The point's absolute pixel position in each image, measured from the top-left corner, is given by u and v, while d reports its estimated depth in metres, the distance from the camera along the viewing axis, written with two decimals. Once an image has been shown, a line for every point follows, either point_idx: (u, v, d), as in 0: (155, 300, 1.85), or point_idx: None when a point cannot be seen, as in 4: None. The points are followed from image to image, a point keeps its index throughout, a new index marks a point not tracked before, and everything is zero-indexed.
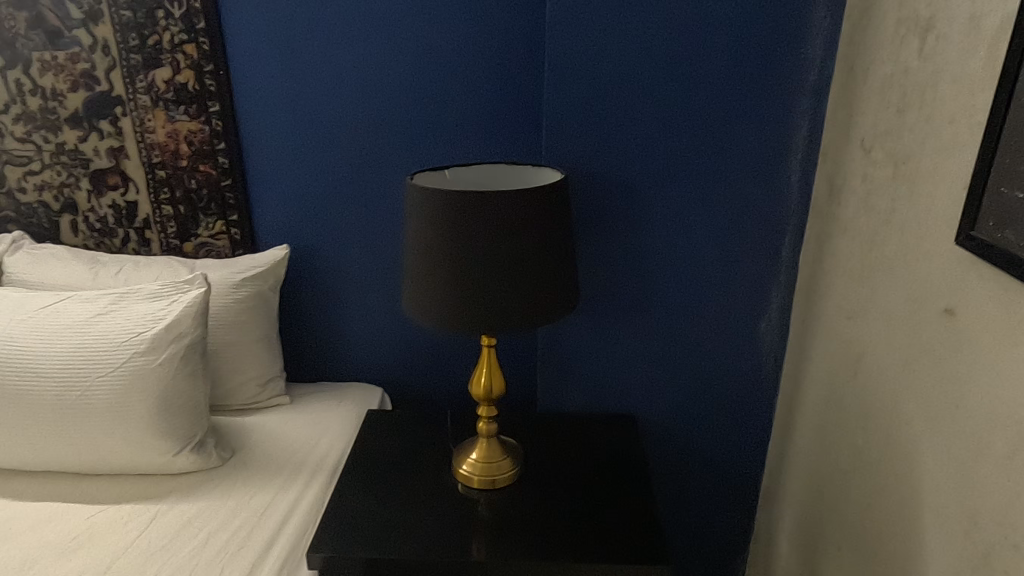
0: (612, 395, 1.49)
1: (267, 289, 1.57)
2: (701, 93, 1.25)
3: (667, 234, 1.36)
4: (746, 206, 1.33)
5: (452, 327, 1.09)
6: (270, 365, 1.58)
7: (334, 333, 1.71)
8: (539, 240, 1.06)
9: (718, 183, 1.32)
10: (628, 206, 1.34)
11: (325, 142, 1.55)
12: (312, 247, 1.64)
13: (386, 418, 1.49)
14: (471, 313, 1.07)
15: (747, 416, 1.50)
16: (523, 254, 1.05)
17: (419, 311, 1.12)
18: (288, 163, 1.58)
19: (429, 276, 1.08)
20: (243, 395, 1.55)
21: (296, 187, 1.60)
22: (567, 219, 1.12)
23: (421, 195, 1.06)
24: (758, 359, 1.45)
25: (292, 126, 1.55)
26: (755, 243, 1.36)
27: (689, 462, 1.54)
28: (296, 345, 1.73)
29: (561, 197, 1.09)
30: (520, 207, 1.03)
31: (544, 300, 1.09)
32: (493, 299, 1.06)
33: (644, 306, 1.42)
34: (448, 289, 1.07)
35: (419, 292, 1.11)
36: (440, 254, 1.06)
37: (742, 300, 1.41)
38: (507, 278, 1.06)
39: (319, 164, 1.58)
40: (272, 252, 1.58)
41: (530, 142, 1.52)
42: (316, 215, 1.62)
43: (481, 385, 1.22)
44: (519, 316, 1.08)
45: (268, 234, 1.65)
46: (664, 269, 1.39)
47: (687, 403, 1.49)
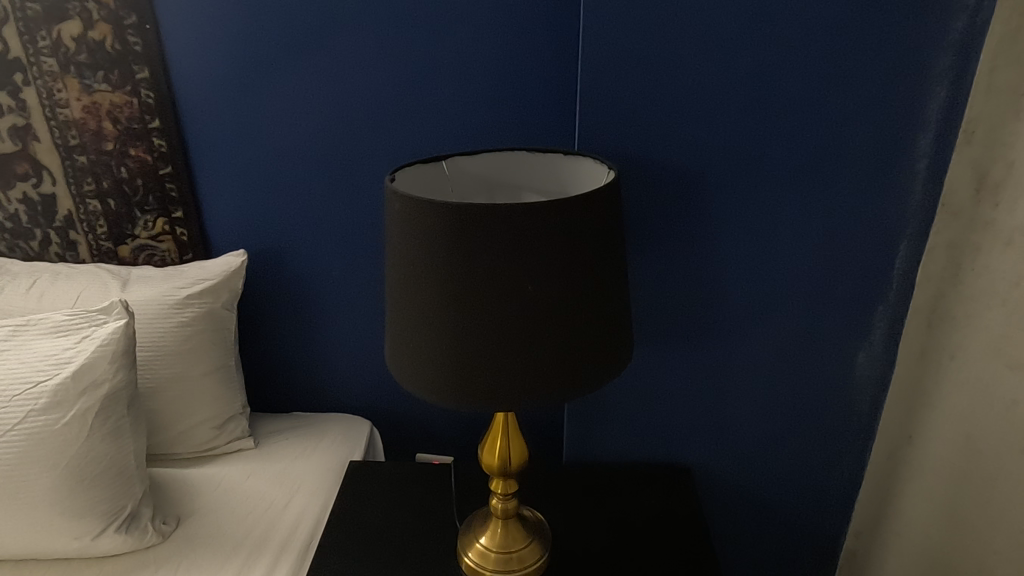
0: (662, 444, 1.17)
1: (219, 307, 1.24)
2: (801, 49, 0.90)
3: (741, 241, 1.02)
4: (853, 202, 0.98)
5: (457, 400, 0.76)
6: (227, 402, 1.26)
7: (310, 355, 1.39)
8: (584, 270, 0.74)
9: (816, 172, 0.97)
10: (691, 204, 1.00)
11: (286, 119, 1.21)
12: (278, 251, 1.31)
13: (374, 475, 1.18)
14: (488, 380, 0.74)
15: (833, 467, 1.17)
16: (562, 292, 0.73)
17: (407, 371, 0.79)
18: (240, 146, 1.24)
19: (421, 322, 0.75)
20: (194, 442, 1.23)
21: (252, 177, 1.26)
22: (620, 237, 0.79)
23: (406, 202, 0.72)
24: (855, 400, 1.12)
25: (242, 98, 1.20)
26: (860, 253, 1.01)
27: (756, 519, 1.22)
28: (263, 368, 1.40)
29: (612, 204, 0.76)
30: (558, 219, 0.70)
31: (590, 358, 0.77)
32: (519, 360, 0.73)
33: (705, 332, 1.09)
34: (451, 344, 0.74)
35: (407, 343, 0.77)
36: (439, 291, 0.73)
37: (838, 326, 1.07)
38: (541, 326, 0.73)
39: (279, 148, 1.23)
40: (226, 260, 1.24)
41: (555, 114, 1.15)
42: (280, 211, 1.28)
43: (494, 455, 0.91)
44: (561, 381, 0.75)
45: (223, 234, 1.31)
46: (733, 286, 1.05)
47: (756, 451, 1.17)
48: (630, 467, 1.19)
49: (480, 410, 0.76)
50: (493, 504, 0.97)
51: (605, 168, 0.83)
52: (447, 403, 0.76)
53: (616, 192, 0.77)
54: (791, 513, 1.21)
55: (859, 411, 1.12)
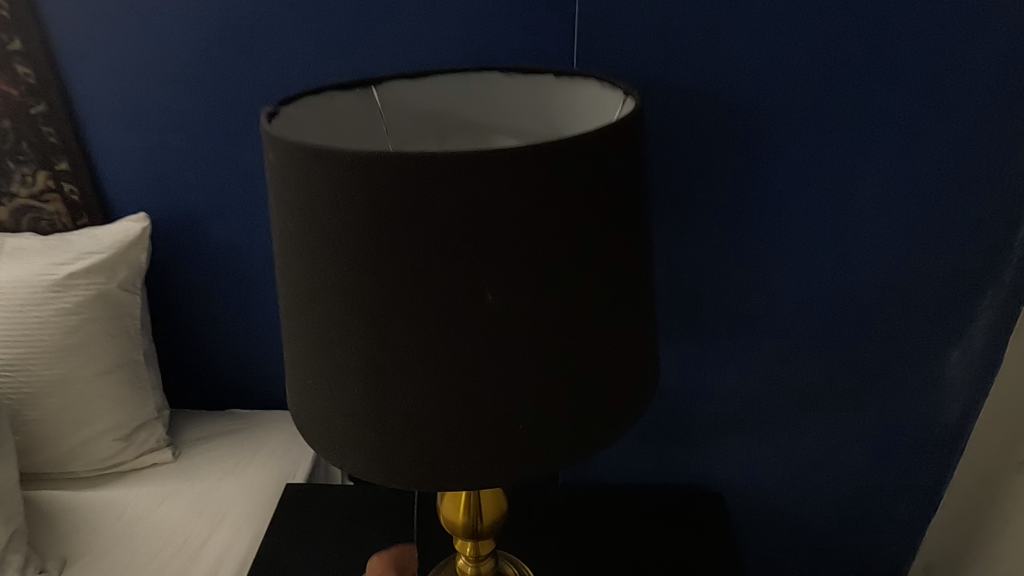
0: (691, 463, 0.92)
1: (116, 288, 0.95)
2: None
3: (799, 196, 0.76)
4: (957, 140, 0.72)
5: (378, 472, 0.49)
6: (135, 407, 1.00)
7: (247, 347, 1.12)
8: (589, 263, 0.46)
9: (907, 97, 0.71)
10: (734, 145, 0.73)
11: (188, 38, 0.91)
12: (197, 213, 1.02)
13: (316, 507, 0.93)
14: (438, 444, 0.47)
15: (907, 490, 0.92)
16: (555, 301, 0.46)
17: (312, 420, 0.51)
18: (133, 76, 0.94)
19: (328, 348, 0.47)
20: (95, 456, 0.98)
21: (153, 117, 0.97)
22: (641, 210, 0.51)
23: (291, 151, 0.44)
24: (940, 408, 0.87)
25: (129, 9, 0.90)
26: (961, 209, 0.75)
27: (805, 549, 0.98)
28: (192, 358, 1.13)
29: (631, 156, 0.48)
30: (548, 180, 0.43)
31: (594, 403, 0.50)
32: (488, 412, 0.47)
33: (746, 321, 0.82)
34: (376, 383, 0.46)
35: (310, 378, 0.50)
36: (351, 301, 0.45)
37: (926, 312, 0.81)
38: (522, 358, 0.46)
39: (183, 77, 0.93)
40: (123, 226, 0.96)
41: (551, 28, 0.84)
42: (193, 161, 0.99)
43: (460, 512, 0.65)
44: (552, 439, 0.49)
45: (124, 191, 1.02)
46: (786, 258, 0.79)
47: (807, 468, 0.92)
48: (650, 490, 0.94)
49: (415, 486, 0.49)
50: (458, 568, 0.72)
51: (620, 93, 0.55)
52: (375, 475, 0.49)
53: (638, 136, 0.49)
54: (850, 543, 0.97)
55: (947, 422, 0.87)
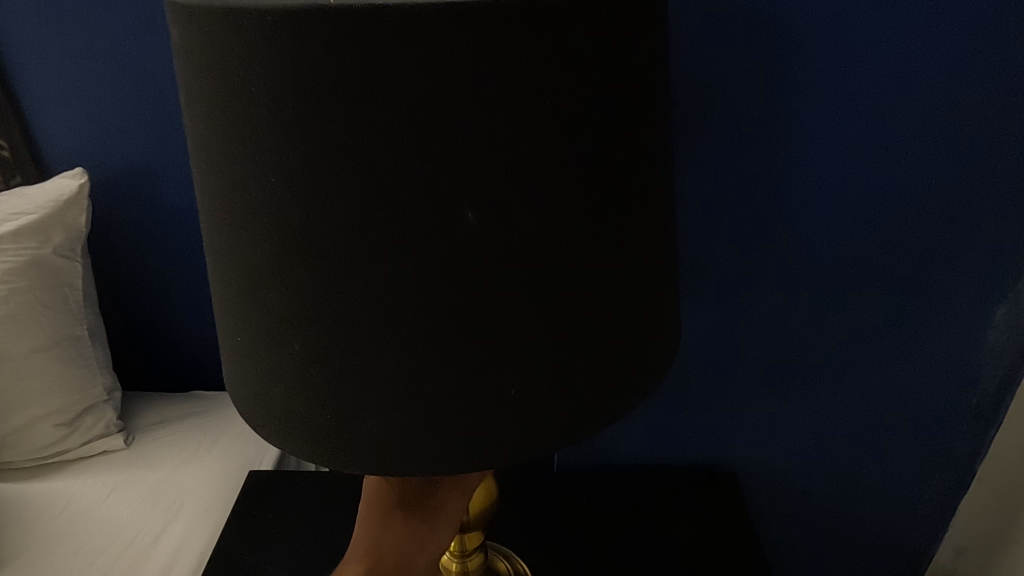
0: (706, 433, 0.85)
1: (51, 254, 0.84)
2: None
3: (810, 132, 0.69)
4: (991, 65, 0.65)
5: (326, 437, 0.41)
6: (80, 389, 0.89)
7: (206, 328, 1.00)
8: (568, 199, 0.38)
9: (934, 14, 0.64)
10: (742, 71, 0.67)
11: None
12: (145, 171, 0.91)
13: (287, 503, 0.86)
14: (377, 417, 0.39)
15: (936, 467, 0.84)
16: (522, 243, 0.37)
17: (243, 384, 0.44)
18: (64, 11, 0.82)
19: (255, 293, 0.40)
20: (34, 445, 0.87)
21: (88, 60, 0.85)
22: (648, 145, 0.42)
23: (197, 46, 0.36)
24: (974, 375, 0.79)
25: None
26: (992, 145, 0.69)
27: (822, 530, 0.90)
28: (148, 335, 1.02)
29: (631, 69, 0.39)
30: (517, 78, 0.34)
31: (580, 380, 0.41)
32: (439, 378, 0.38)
33: (755, 277, 0.76)
34: (304, 338, 0.39)
35: (235, 333, 0.42)
36: (271, 234, 0.37)
37: (955, 266, 0.74)
38: (480, 312, 0.37)
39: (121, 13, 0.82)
40: (59, 184, 0.84)
41: None
42: (138, 112, 0.87)
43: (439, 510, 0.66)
44: (542, 402, 0.40)
45: (60, 147, 0.90)
46: (798, 204, 0.73)
47: (828, 441, 0.84)
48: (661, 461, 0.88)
49: (370, 456, 0.40)
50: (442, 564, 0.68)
51: None
52: (309, 453, 0.42)
53: (644, 50, 0.40)
54: (871, 525, 0.89)
55: (983, 393, 0.79)
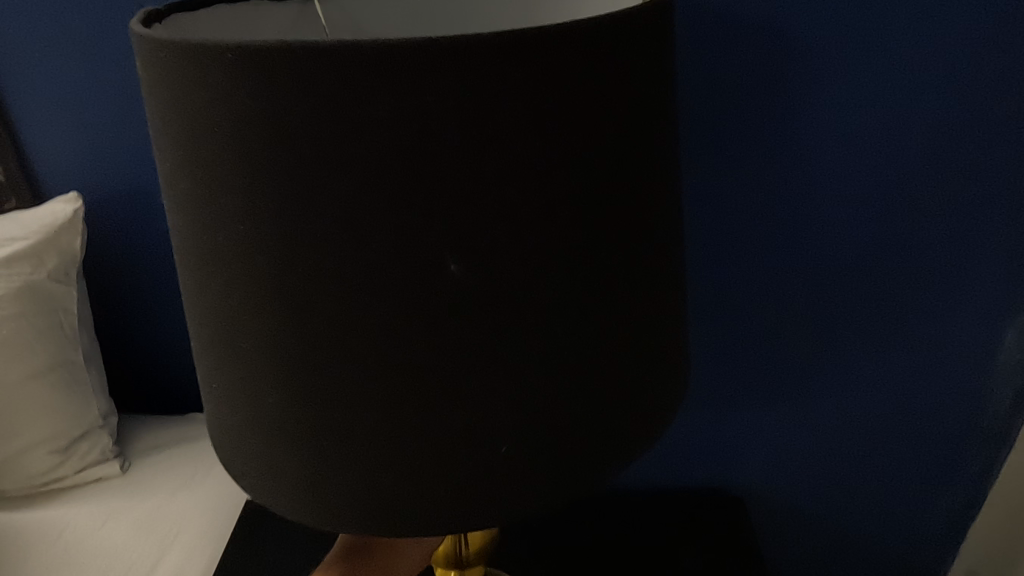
0: (711, 456, 0.84)
1: (44, 279, 0.83)
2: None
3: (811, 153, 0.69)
4: (991, 80, 0.65)
5: (314, 469, 0.41)
6: (74, 414, 0.87)
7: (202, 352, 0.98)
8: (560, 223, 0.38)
9: (935, 30, 0.64)
10: (738, 85, 0.67)
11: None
12: (140, 195, 0.90)
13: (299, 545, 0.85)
14: (364, 447, 0.40)
15: (946, 491, 0.82)
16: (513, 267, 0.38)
17: (227, 417, 0.44)
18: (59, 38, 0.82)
19: (240, 324, 0.40)
20: (28, 472, 0.86)
21: (83, 85, 0.84)
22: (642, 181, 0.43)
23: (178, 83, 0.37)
24: (988, 397, 0.77)
25: None
26: (999, 166, 0.68)
27: (829, 554, 0.88)
28: (145, 358, 1.01)
29: (631, 97, 0.39)
30: (501, 112, 0.35)
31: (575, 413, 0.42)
32: (430, 405, 0.39)
33: (759, 299, 0.75)
34: (287, 370, 0.39)
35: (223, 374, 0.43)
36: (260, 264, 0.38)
37: (965, 286, 0.73)
38: (467, 342, 0.38)
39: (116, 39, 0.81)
40: (53, 208, 0.83)
41: None
42: (133, 138, 0.86)
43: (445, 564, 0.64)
44: (534, 432, 0.41)
45: (54, 172, 0.90)
46: (802, 225, 0.72)
47: (835, 464, 0.83)
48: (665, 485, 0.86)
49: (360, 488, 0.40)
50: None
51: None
52: (294, 486, 0.42)
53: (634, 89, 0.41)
54: (879, 549, 0.87)
55: (995, 416, 0.78)
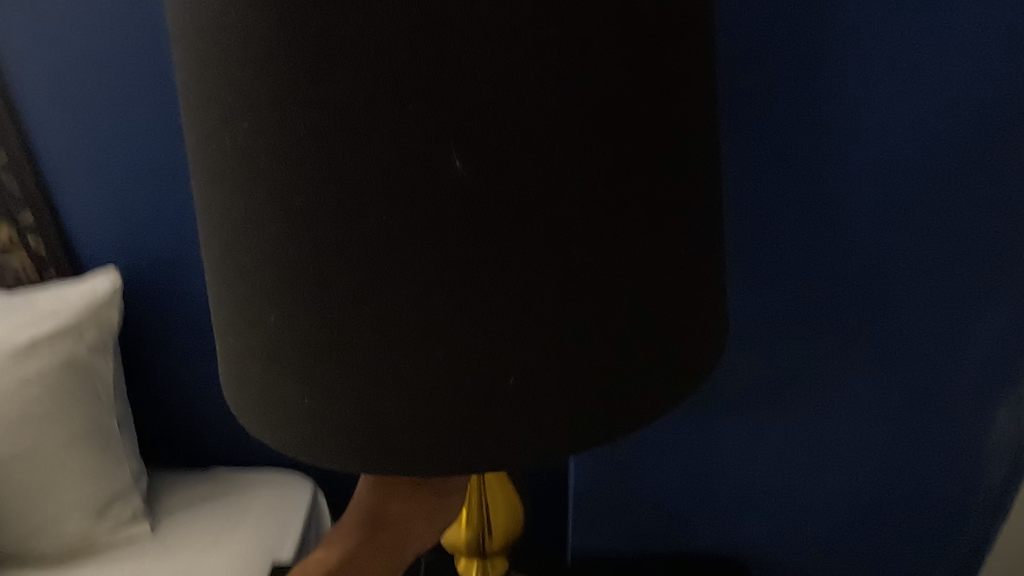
0: (719, 524, 0.88)
1: (83, 350, 0.88)
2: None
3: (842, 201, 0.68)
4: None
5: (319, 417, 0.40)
6: (109, 476, 0.92)
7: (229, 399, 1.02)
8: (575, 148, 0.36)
9: (975, 82, 0.62)
10: (762, 163, 0.68)
11: (155, 103, 0.85)
12: (175, 272, 0.96)
13: None
14: (368, 392, 0.39)
15: (941, 557, 0.86)
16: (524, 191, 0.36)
17: (236, 359, 0.44)
18: (96, 139, 0.87)
19: (246, 262, 0.39)
20: (65, 533, 0.90)
21: (119, 179, 0.90)
22: (682, 130, 0.41)
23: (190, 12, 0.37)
24: (983, 470, 0.81)
25: (89, 66, 0.83)
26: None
27: None
28: (174, 417, 1.06)
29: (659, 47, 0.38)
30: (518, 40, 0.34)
31: (603, 364, 0.40)
32: (434, 335, 0.37)
33: (777, 352, 0.76)
34: (290, 308, 0.38)
35: (232, 309, 0.42)
36: (265, 198, 0.37)
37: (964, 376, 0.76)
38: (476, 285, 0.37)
39: (150, 141, 0.87)
40: (91, 284, 0.89)
41: None
42: (167, 223, 0.92)
43: (464, 540, 0.74)
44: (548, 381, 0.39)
45: (92, 248, 0.95)
46: (827, 275, 0.72)
47: (836, 531, 0.87)
48: (673, 549, 0.90)
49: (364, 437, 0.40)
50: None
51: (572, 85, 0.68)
52: (297, 433, 0.42)
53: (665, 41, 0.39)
54: None
55: (991, 490, 0.82)
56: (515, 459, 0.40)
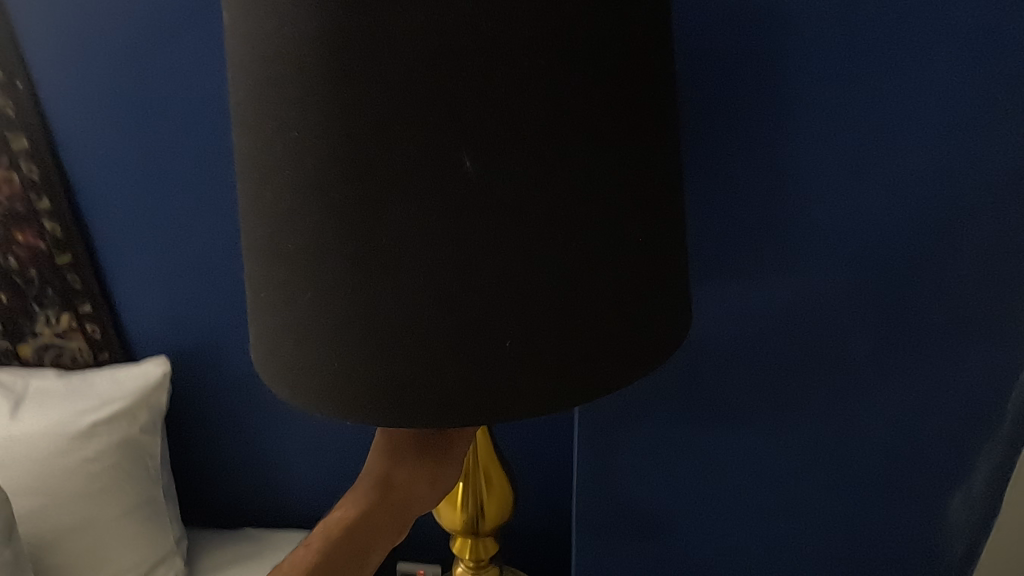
0: None
1: (136, 432, 0.99)
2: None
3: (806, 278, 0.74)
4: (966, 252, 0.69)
5: (347, 375, 0.46)
6: (154, 543, 1.01)
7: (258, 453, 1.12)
8: (567, 143, 0.44)
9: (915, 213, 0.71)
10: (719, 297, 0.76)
11: (206, 214, 0.98)
12: (215, 356, 1.06)
13: None
14: (392, 342, 0.45)
15: None
16: (524, 170, 0.43)
17: (271, 328, 0.50)
18: (152, 242, 1.01)
19: (289, 246, 0.46)
20: None
21: (170, 276, 1.03)
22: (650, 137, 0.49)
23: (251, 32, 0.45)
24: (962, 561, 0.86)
25: (151, 183, 0.98)
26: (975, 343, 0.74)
27: None
28: (211, 482, 1.16)
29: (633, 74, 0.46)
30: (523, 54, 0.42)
31: (593, 325, 0.47)
32: (450, 307, 0.44)
33: (760, 438, 0.80)
34: (328, 275, 0.45)
35: (270, 280, 0.48)
36: (308, 185, 0.44)
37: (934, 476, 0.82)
38: (484, 257, 0.44)
39: (199, 246, 1.00)
40: (143, 370, 1.01)
41: None
42: (210, 315, 1.04)
43: (461, 511, 0.84)
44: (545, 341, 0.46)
45: (142, 333, 1.07)
46: (796, 366, 0.76)
47: None
48: None
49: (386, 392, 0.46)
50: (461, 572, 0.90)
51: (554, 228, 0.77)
52: (326, 392, 0.48)
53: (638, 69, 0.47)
54: None
55: None
56: (517, 408, 0.46)
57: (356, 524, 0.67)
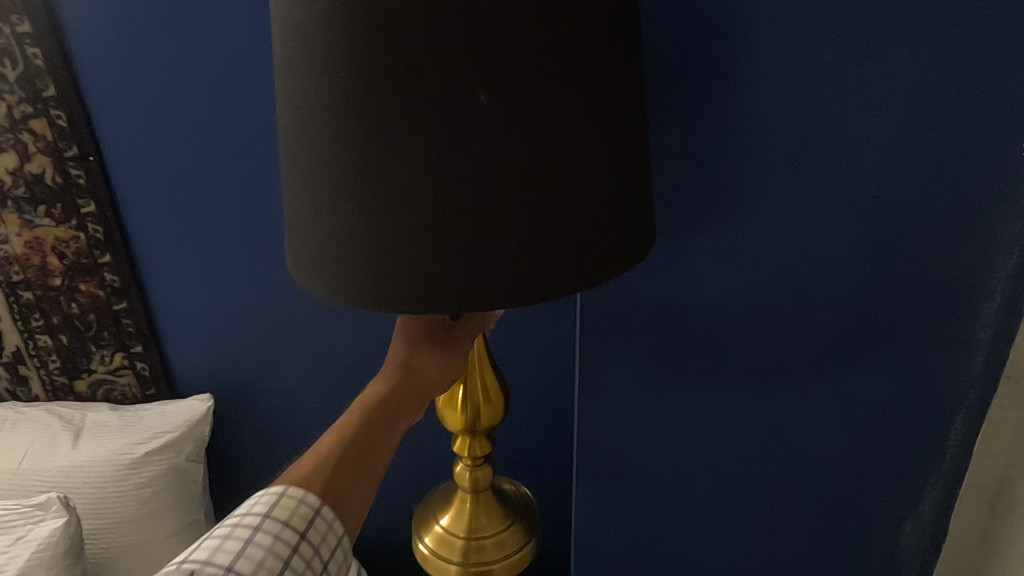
0: None
1: (183, 461, 1.11)
2: (912, 33, 0.62)
3: (785, 348, 0.77)
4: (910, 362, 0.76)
5: (371, 269, 0.49)
6: None
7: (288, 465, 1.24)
8: (578, 63, 0.47)
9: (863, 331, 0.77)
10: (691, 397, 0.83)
11: (251, 278, 1.10)
12: (249, 394, 1.19)
13: None
14: (416, 233, 0.47)
15: None
16: (533, 93, 0.46)
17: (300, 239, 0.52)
18: (200, 296, 1.13)
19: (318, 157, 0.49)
20: None
21: (214, 326, 1.15)
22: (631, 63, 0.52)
23: None
24: None
25: (202, 244, 1.09)
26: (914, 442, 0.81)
27: None
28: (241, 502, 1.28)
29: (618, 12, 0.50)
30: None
31: (591, 220, 0.50)
32: (469, 204, 0.47)
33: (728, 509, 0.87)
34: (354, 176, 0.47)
35: (299, 187, 0.51)
36: (335, 99, 0.46)
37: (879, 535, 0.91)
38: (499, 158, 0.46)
39: (242, 304, 1.12)
40: (190, 405, 1.13)
41: None
42: (249, 362, 1.16)
43: (460, 413, 0.81)
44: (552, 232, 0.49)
45: (185, 373, 1.19)
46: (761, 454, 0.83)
47: None
48: None
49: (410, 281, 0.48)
50: (459, 470, 0.89)
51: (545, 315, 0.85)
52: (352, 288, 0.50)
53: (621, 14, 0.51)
54: None
55: None
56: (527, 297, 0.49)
57: (385, 401, 0.70)
